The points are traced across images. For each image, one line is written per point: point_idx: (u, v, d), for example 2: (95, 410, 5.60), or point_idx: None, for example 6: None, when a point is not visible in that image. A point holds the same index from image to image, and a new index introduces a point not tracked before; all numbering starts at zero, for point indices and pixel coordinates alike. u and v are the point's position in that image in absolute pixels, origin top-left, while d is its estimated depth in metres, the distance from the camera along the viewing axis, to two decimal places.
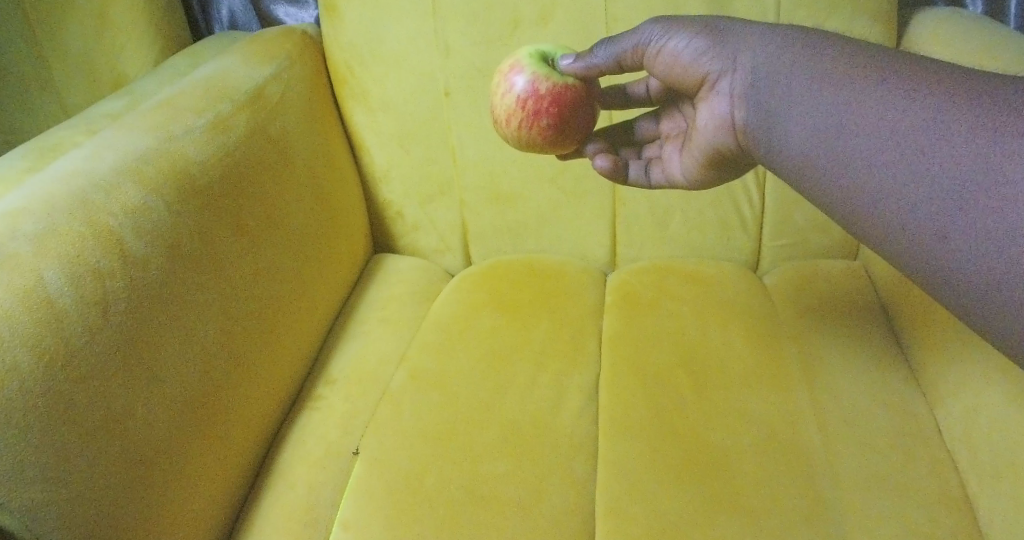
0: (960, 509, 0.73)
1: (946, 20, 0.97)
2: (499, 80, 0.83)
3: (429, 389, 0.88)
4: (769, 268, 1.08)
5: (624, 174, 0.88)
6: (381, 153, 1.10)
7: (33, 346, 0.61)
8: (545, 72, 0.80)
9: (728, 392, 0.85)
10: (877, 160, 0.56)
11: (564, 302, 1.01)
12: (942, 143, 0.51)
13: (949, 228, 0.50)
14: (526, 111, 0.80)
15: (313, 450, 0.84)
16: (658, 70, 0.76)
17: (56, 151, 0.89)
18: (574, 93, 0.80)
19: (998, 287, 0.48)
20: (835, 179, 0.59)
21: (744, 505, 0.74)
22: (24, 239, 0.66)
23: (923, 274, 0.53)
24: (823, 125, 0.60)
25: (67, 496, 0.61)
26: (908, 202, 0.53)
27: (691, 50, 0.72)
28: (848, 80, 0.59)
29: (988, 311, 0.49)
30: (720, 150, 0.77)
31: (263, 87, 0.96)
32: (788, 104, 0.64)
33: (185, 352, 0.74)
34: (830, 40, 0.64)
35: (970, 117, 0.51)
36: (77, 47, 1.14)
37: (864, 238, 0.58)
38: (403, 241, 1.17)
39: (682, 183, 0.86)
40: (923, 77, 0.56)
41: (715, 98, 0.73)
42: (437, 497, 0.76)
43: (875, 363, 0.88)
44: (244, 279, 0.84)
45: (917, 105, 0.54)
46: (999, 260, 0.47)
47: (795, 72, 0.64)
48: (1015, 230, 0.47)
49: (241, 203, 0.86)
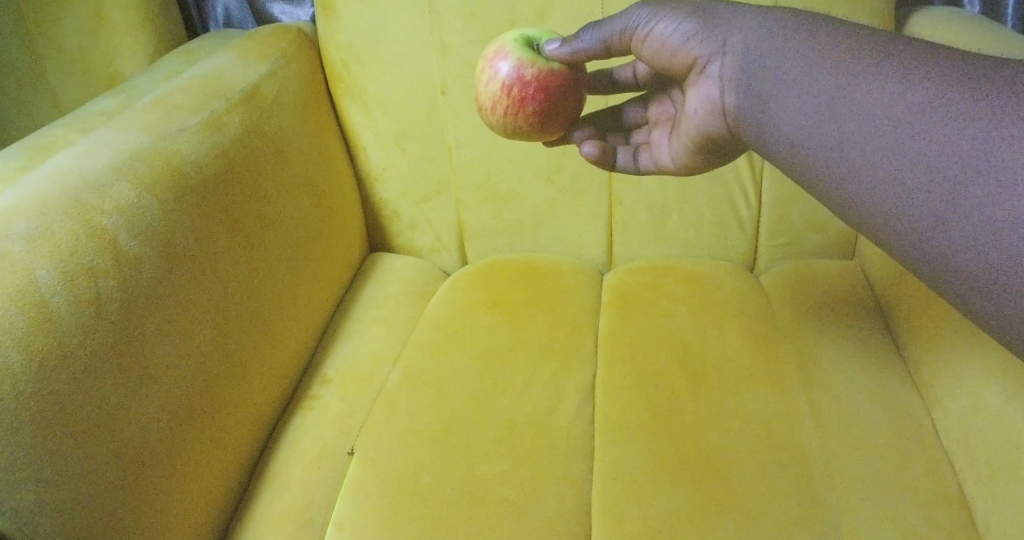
0: (957, 510, 0.73)
1: (946, 19, 0.97)
2: (483, 68, 0.83)
3: (424, 389, 0.88)
4: (765, 268, 1.08)
5: (612, 161, 0.87)
6: (377, 151, 1.09)
7: (26, 346, 0.61)
8: (530, 59, 0.80)
9: (724, 392, 0.85)
10: (871, 146, 0.55)
11: (560, 301, 1.01)
12: (939, 128, 0.50)
13: (946, 215, 0.49)
14: (511, 99, 0.80)
15: (309, 449, 0.84)
16: (646, 54, 0.77)
17: (49, 149, 0.88)
18: (560, 78, 0.80)
19: (998, 277, 0.46)
20: (829, 166, 0.58)
21: (741, 505, 0.74)
22: (17, 238, 0.65)
23: (919, 264, 0.52)
24: (818, 111, 0.59)
25: (58, 495, 0.60)
26: (904, 190, 0.52)
27: (679, 34, 0.73)
28: (844, 65, 0.59)
29: (986, 301, 0.48)
30: (710, 135, 0.77)
31: (258, 85, 0.95)
32: (782, 91, 0.63)
33: (177, 345, 0.74)
34: (825, 25, 0.63)
35: (968, 99, 0.50)
36: (71, 44, 1.13)
37: (859, 226, 0.57)
38: (399, 240, 1.16)
39: (671, 168, 0.85)
40: (920, 60, 0.54)
41: (705, 82, 0.73)
42: (432, 498, 0.76)
43: (870, 363, 0.88)
44: (236, 271, 0.83)
45: (913, 89, 0.53)
46: (999, 249, 0.46)
47: (786, 54, 0.64)
48: (1018, 216, 0.45)
49: (235, 195, 0.86)
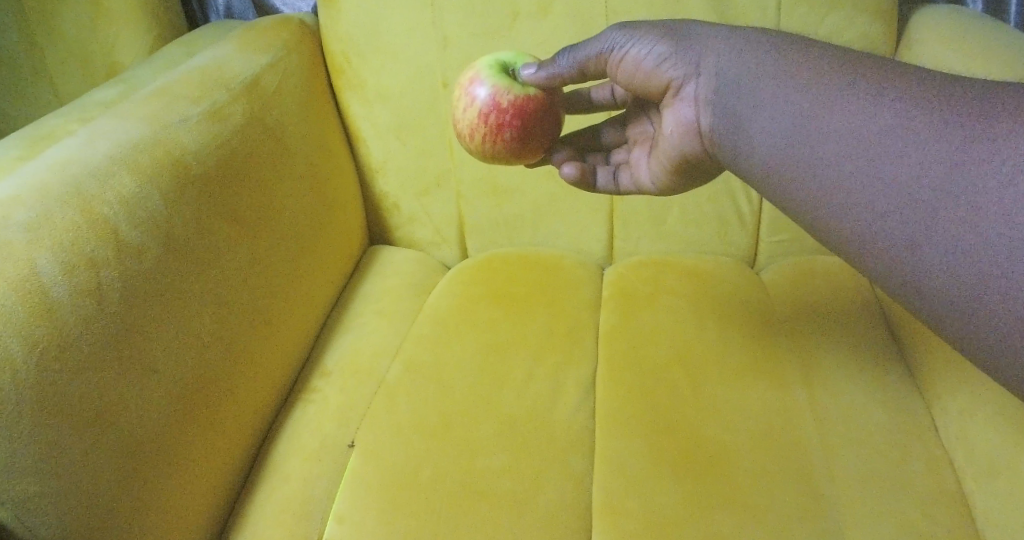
0: (956, 506, 0.74)
1: (949, 21, 0.96)
2: (459, 94, 0.84)
3: (425, 382, 0.88)
4: (766, 264, 1.08)
5: (592, 181, 0.87)
6: (378, 144, 1.09)
7: (26, 338, 0.60)
8: (505, 85, 0.81)
9: (724, 387, 0.85)
10: (842, 167, 0.56)
11: (561, 295, 1.01)
12: (911, 151, 0.52)
13: (918, 237, 0.51)
14: (488, 126, 0.81)
15: (309, 443, 0.84)
16: (621, 77, 0.76)
17: (47, 140, 0.87)
18: (536, 104, 0.81)
19: (967, 300, 0.49)
20: (801, 186, 0.59)
21: (741, 501, 0.74)
22: (18, 228, 0.65)
23: (890, 284, 0.54)
24: (790, 130, 0.60)
25: (61, 485, 0.60)
26: (875, 211, 0.54)
27: (653, 56, 0.72)
28: (815, 84, 0.59)
29: (956, 321, 0.50)
30: (687, 156, 0.76)
31: (260, 76, 0.95)
32: (753, 110, 0.64)
33: (179, 340, 0.74)
34: (794, 43, 0.64)
35: (938, 122, 0.51)
36: (71, 33, 1.13)
37: (830, 244, 0.59)
38: (399, 233, 1.16)
39: (650, 188, 0.85)
40: (889, 80, 0.56)
41: (680, 103, 0.72)
42: (434, 490, 0.76)
43: (871, 358, 0.88)
44: (239, 268, 0.83)
45: (884, 111, 0.54)
46: (971, 273, 0.48)
47: (761, 75, 0.64)
48: (988, 242, 0.48)
49: (236, 187, 0.85)
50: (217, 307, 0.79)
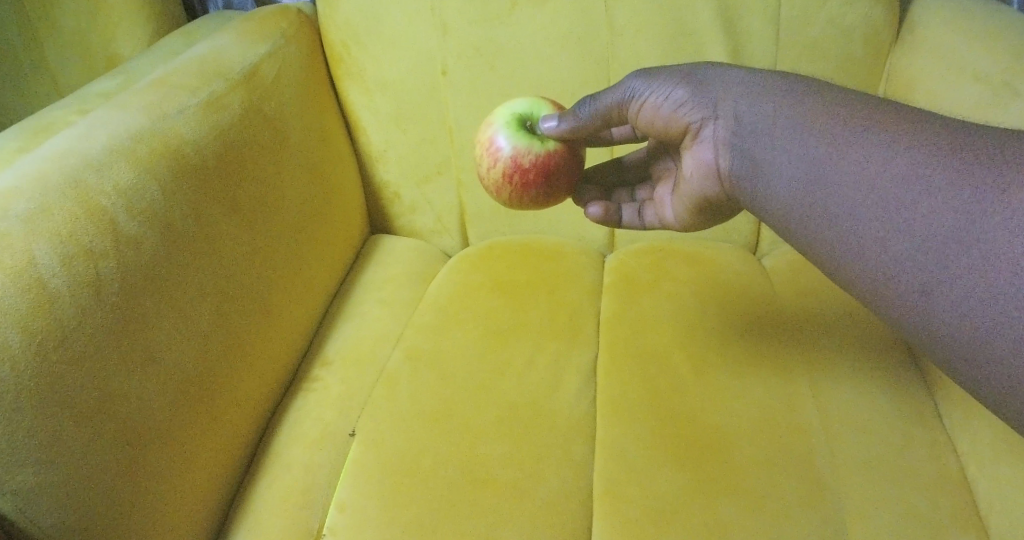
0: (959, 491, 0.74)
1: (952, 5, 0.94)
2: (481, 150, 0.84)
3: (427, 369, 0.88)
4: (769, 250, 1.08)
5: (618, 218, 0.88)
6: (378, 133, 1.08)
7: (25, 328, 0.60)
8: (525, 144, 0.81)
9: (728, 374, 0.85)
10: (858, 213, 0.57)
11: (563, 282, 1.00)
12: (924, 199, 0.53)
13: (930, 284, 0.52)
14: (513, 185, 0.82)
15: (309, 431, 0.84)
16: (640, 125, 0.77)
17: (47, 131, 0.87)
18: (558, 159, 0.82)
19: (979, 341, 0.49)
20: (816, 229, 0.60)
21: (742, 486, 0.74)
22: (16, 220, 0.65)
23: (904, 325, 0.55)
24: (805, 173, 0.61)
25: (60, 477, 0.61)
26: (890, 256, 0.54)
27: (670, 102, 0.73)
28: (831, 129, 0.60)
29: (967, 361, 0.51)
30: (708, 197, 0.76)
31: (258, 65, 0.94)
32: (769, 152, 0.64)
33: (186, 352, 0.74)
34: (809, 85, 0.65)
35: (950, 172, 0.52)
36: (70, 25, 1.13)
37: (844, 284, 0.59)
38: (400, 221, 1.16)
39: (674, 225, 0.85)
40: (904, 127, 0.57)
41: (700, 146, 0.73)
42: (434, 477, 0.76)
43: (876, 341, 0.88)
44: (245, 283, 0.84)
45: (898, 158, 0.55)
46: (980, 318, 0.49)
47: (776, 118, 0.64)
48: (998, 289, 0.49)
49: (243, 198, 0.86)
50: (223, 322, 0.80)
